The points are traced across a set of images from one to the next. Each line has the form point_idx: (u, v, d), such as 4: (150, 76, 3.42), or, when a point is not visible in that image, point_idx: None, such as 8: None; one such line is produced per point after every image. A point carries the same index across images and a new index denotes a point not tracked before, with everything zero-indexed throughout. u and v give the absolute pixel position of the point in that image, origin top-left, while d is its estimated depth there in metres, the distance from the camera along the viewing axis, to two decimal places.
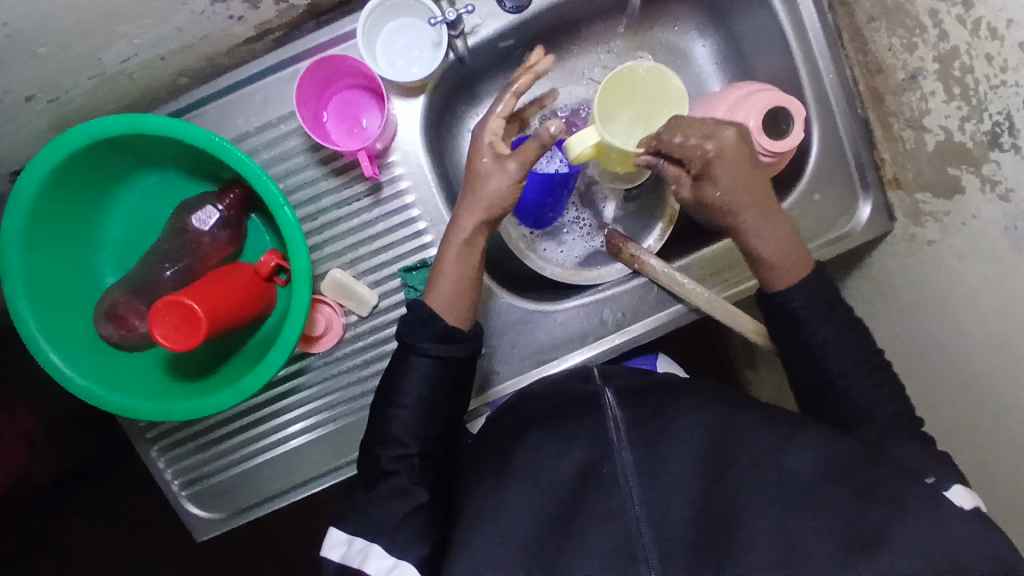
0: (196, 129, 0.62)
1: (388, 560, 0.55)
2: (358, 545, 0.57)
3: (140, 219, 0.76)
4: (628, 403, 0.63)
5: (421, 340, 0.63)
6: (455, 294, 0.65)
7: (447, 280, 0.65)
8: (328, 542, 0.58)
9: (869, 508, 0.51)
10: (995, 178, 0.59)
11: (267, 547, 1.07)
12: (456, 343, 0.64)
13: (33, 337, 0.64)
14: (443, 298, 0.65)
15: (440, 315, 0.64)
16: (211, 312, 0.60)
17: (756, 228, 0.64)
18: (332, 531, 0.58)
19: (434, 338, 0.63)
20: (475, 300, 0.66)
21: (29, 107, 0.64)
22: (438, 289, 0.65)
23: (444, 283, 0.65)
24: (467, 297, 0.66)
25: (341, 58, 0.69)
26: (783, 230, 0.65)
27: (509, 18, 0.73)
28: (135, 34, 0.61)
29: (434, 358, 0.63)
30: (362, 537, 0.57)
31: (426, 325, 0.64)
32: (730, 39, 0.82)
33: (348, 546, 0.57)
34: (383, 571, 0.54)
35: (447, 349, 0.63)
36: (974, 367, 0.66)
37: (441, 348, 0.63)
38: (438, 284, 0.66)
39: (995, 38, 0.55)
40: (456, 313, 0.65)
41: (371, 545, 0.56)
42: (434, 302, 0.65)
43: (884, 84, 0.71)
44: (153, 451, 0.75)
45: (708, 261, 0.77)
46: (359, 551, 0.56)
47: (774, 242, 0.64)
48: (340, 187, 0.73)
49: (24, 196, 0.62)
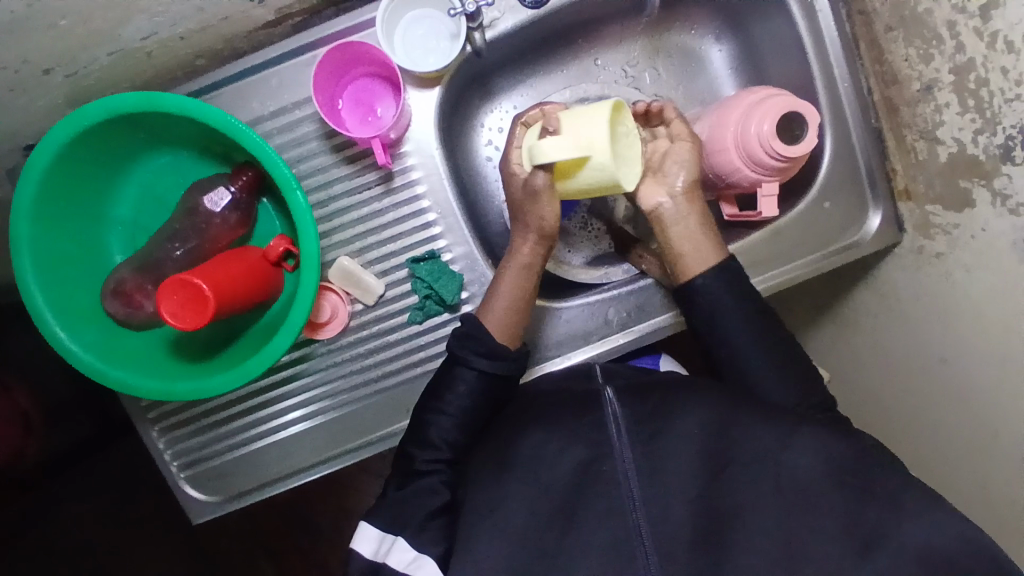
0: (212, 109, 0.63)
1: (410, 553, 0.55)
2: (384, 541, 0.56)
3: (150, 199, 0.76)
4: (630, 400, 0.62)
5: (470, 354, 0.64)
6: (507, 314, 0.67)
7: (500, 300, 0.68)
8: (357, 537, 0.57)
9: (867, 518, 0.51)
10: (1006, 192, 0.59)
11: (261, 536, 1.07)
12: (505, 360, 0.64)
13: (39, 310, 0.64)
14: (496, 319, 0.67)
15: (493, 335, 0.66)
16: (219, 293, 0.60)
17: (688, 213, 0.71)
18: (360, 526, 0.57)
19: (482, 353, 0.64)
20: (524, 324, 0.69)
21: (47, 80, 0.64)
22: (492, 310, 0.67)
23: (498, 305, 0.68)
24: (519, 318, 0.68)
25: (360, 45, 0.69)
26: (706, 226, 0.71)
27: (528, 13, 0.73)
28: (156, 12, 0.62)
29: (480, 372, 0.63)
30: (389, 532, 0.56)
31: (473, 339, 0.65)
32: (746, 45, 0.83)
33: (376, 542, 0.56)
34: (403, 564, 0.55)
35: (496, 365, 0.64)
36: (977, 381, 0.65)
37: (489, 364, 0.63)
38: (495, 307, 0.68)
39: (1010, 51, 0.56)
40: (508, 335, 0.67)
41: (396, 539, 0.56)
42: (489, 322, 0.67)
43: (898, 94, 0.71)
44: (153, 432, 0.75)
45: (754, 247, 0.77)
46: (386, 546, 0.56)
47: (693, 229, 0.70)
48: (351, 175, 0.73)
49: (38, 169, 0.63)
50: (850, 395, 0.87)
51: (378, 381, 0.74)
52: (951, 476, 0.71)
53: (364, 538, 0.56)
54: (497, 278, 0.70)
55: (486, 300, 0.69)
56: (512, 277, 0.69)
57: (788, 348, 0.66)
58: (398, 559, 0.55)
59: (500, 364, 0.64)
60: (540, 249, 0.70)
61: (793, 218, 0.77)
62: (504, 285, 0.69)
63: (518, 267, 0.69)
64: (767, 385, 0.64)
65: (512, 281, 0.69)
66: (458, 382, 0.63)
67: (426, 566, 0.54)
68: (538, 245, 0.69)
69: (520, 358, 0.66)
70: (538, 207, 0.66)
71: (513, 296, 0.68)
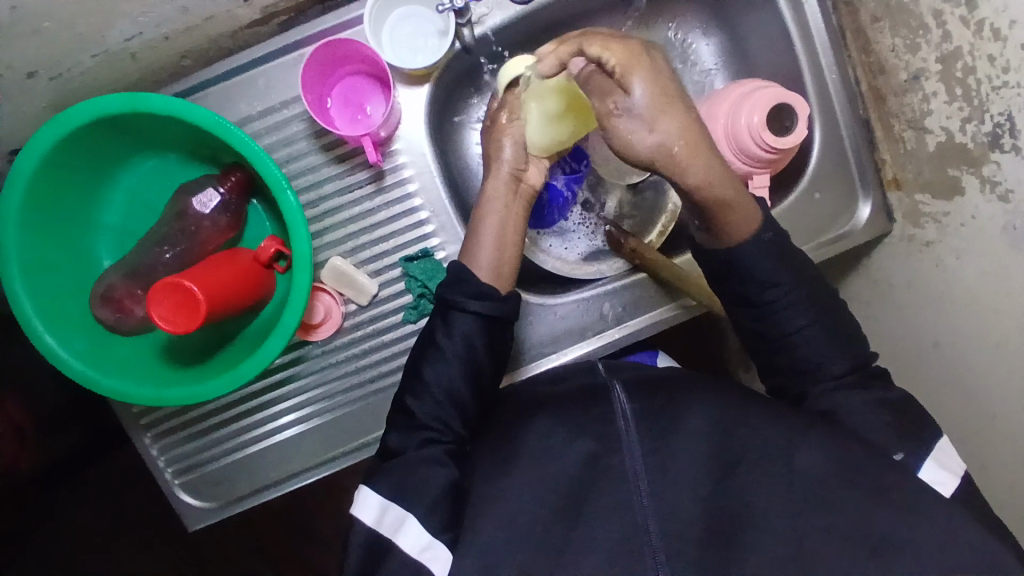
0: (198, 109, 0.62)
1: (423, 538, 0.53)
2: (390, 513, 0.54)
3: (138, 203, 0.75)
4: (639, 396, 0.63)
5: (461, 296, 0.61)
6: (491, 254, 0.65)
7: (484, 244, 0.65)
8: (361, 503, 0.55)
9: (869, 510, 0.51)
10: (995, 178, 0.59)
11: (257, 541, 1.06)
12: (496, 300, 0.61)
13: (28, 319, 0.63)
14: (479, 262, 0.64)
15: (477, 276, 0.63)
16: (211, 296, 0.59)
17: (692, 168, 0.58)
18: (365, 492, 0.56)
19: (472, 295, 0.61)
20: (512, 270, 0.66)
21: (31, 84, 0.63)
22: (476, 255, 0.65)
23: (482, 249, 0.65)
24: (505, 261, 0.65)
25: (348, 43, 0.69)
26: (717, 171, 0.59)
27: (515, 9, 0.74)
28: (141, 13, 0.61)
29: (474, 314, 0.60)
30: (396, 505, 0.55)
31: (462, 282, 0.62)
32: (734, 38, 0.83)
33: (380, 512, 0.55)
34: (416, 550, 0.53)
35: (488, 306, 0.61)
36: (970, 368, 0.66)
37: (481, 304, 0.60)
38: (474, 251, 0.65)
39: (997, 39, 0.56)
40: (498, 280, 0.64)
41: (406, 516, 0.54)
42: (476, 269, 0.64)
43: (886, 85, 0.72)
44: (146, 439, 0.74)
45: (787, 218, 0.77)
46: (393, 519, 0.54)
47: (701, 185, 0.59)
48: (342, 174, 0.73)
49: (24, 174, 0.62)
50: None
51: (373, 382, 0.74)
52: None
53: (369, 507, 0.55)
54: (475, 219, 0.67)
55: (467, 249, 0.66)
56: (482, 215, 0.67)
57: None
58: (410, 541, 0.53)
59: (494, 306, 0.61)
60: (509, 182, 0.68)
61: (792, 205, 0.77)
62: (486, 225, 0.66)
63: (489, 204, 0.67)
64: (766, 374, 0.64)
65: (489, 220, 0.66)
66: (455, 325, 0.60)
67: (440, 555, 0.53)
68: (510, 179, 0.68)
69: (512, 298, 0.63)
70: (501, 137, 0.69)
71: (489, 234, 0.66)
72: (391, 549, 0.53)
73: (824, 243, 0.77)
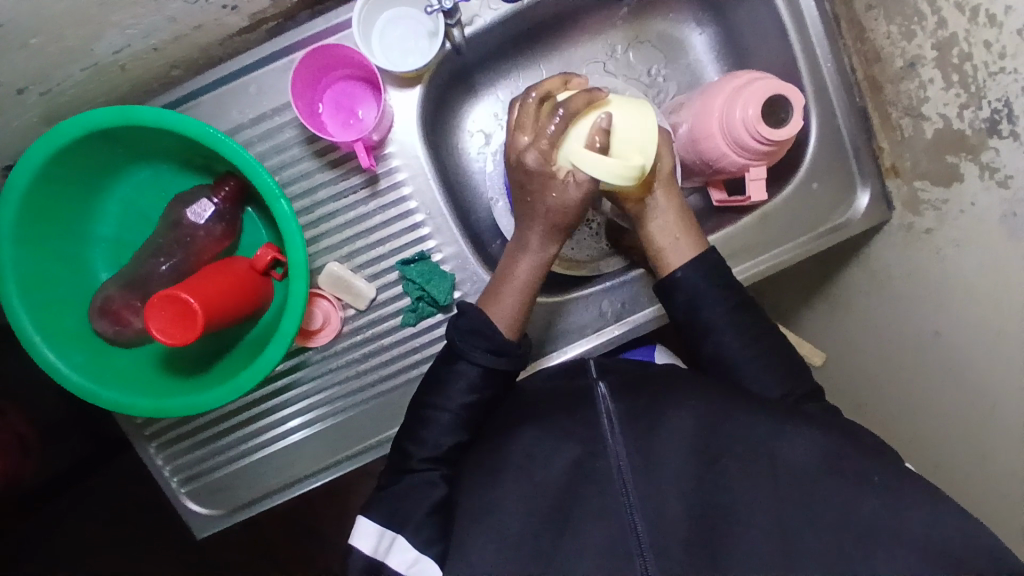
0: (189, 120, 0.62)
1: (411, 554, 0.54)
2: (386, 539, 0.55)
3: (133, 213, 0.75)
4: (622, 397, 0.63)
5: (473, 348, 0.60)
6: (514, 304, 0.65)
7: (512, 291, 0.66)
8: (357, 530, 0.56)
9: (863, 507, 0.52)
10: (994, 165, 0.59)
11: (265, 543, 1.07)
12: (510, 357, 0.61)
13: (27, 334, 0.63)
14: (503, 309, 0.65)
15: (498, 324, 0.64)
16: (208, 307, 0.60)
17: (668, 205, 0.70)
18: (359, 521, 0.57)
19: (488, 349, 0.60)
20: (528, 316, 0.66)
21: (21, 100, 0.63)
22: (502, 299, 0.65)
23: (509, 294, 0.66)
24: (524, 311, 0.66)
25: (338, 47, 0.68)
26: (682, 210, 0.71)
27: (506, 7, 0.73)
28: (128, 24, 0.61)
29: (482, 368, 0.60)
30: (390, 530, 0.55)
31: (479, 334, 0.61)
32: (728, 30, 0.82)
33: (376, 538, 0.55)
34: (405, 566, 0.54)
35: (503, 362, 0.60)
36: (971, 356, 0.66)
37: (494, 359, 0.60)
38: (500, 298, 0.66)
39: (993, 25, 0.55)
40: (513, 326, 0.65)
41: (396, 537, 0.55)
42: (498, 314, 0.64)
43: (882, 72, 0.71)
44: (151, 449, 0.75)
45: (790, 203, 0.76)
46: (386, 544, 0.55)
47: (674, 217, 0.70)
48: (335, 179, 0.73)
49: (17, 190, 0.62)
50: (845, 375, 0.88)
51: (374, 386, 0.74)
52: (949, 453, 0.71)
53: (364, 535, 0.56)
54: (507, 266, 0.67)
55: (495, 292, 0.66)
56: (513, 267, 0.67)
57: (775, 342, 0.65)
58: (399, 561, 0.54)
59: (503, 360, 0.61)
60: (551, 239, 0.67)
61: (792, 195, 0.76)
62: (517, 273, 0.66)
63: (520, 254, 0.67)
64: (757, 379, 0.63)
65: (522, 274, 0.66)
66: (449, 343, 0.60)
67: (429, 570, 0.54)
68: (554, 233, 0.66)
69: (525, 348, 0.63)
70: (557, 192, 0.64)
71: (518, 284, 0.66)
72: (384, 567, 0.54)
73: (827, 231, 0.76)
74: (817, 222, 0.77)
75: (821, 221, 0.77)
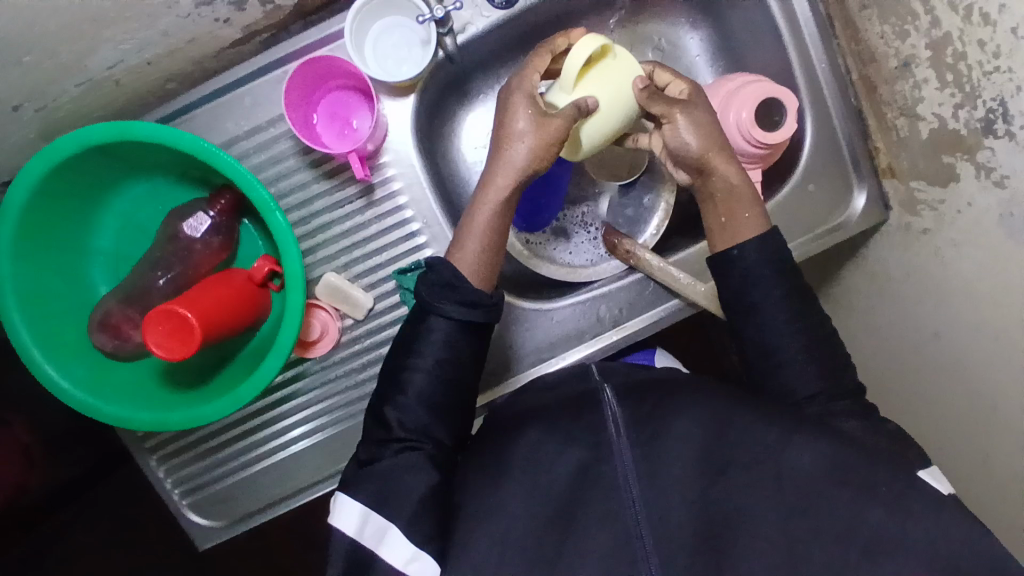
0: (184, 135, 0.62)
1: (407, 550, 0.53)
2: (372, 523, 0.54)
3: (131, 228, 0.75)
4: (627, 399, 0.63)
5: (444, 302, 0.60)
6: (480, 254, 0.64)
7: (475, 238, 0.64)
8: (339, 511, 0.56)
9: (864, 514, 0.51)
10: (991, 165, 0.58)
11: (268, 552, 1.07)
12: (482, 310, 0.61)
13: (26, 351, 0.63)
14: (467, 261, 0.64)
15: (468, 279, 0.63)
16: (205, 321, 0.60)
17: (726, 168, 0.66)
18: (345, 501, 0.56)
19: (458, 302, 0.60)
20: (497, 266, 0.65)
21: (17, 117, 0.64)
22: (465, 246, 0.64)
23: (473, 243, 0.64)
24: (491, 261, 0.65)
25: (332, 59, 0.68)
26: (746, 182, 0.67)
27: (499, 14, 0.73)
28: (121, 39, 0.61)
29: (453, 320, 0.60)
30: (377, 513, 0.54)
31: (450, 287, 0.61)
32: (722, 32, 0.82)
33: (362, 522, 0.54)
34: (401, 562, 0.53)
35: (470, 313, 0.60)
36: (973, 357, 0.65)
37: (461, 311, 0.60)
38: (463, 244, 0.64)
39: (987, 24, 0.55)
40: (483, 278, 0.64)
41: (387, 527, 0.54)
42: (462, 264, 0.64)
43: (876, 73, 0.71)
44: (153, 462, 0.75)
45: (788, 206, 0.76)
46: (374, 530, 0.54)
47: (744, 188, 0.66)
48: (331, 190, 0.73)
49: (14, 207, 0.62)
50: None
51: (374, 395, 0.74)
52: (953, 455, 0.70)
53: (349, 515, 0.55)
54: (472, 208, 0.65)
55: (458, 239, 0.65)
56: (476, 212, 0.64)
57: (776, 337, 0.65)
58: (393, 554, 0.53)
59: (475, 313, 0.60)
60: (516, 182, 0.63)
61: (789, 197, 0.76)
62: (480, 218, 0.64)
63: (485, 196, 0.64)
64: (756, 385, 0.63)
65: (482, 220, 0.64)
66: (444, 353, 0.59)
67: (425, 566, 0.53)
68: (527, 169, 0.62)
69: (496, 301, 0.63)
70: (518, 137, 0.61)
71: (483, 229, 0.64)
72: (375, 558, 0.53)
73: (825, 233, 0.76)
74: (816, 223, 0.76)
75: (818, 221, 0.76)
